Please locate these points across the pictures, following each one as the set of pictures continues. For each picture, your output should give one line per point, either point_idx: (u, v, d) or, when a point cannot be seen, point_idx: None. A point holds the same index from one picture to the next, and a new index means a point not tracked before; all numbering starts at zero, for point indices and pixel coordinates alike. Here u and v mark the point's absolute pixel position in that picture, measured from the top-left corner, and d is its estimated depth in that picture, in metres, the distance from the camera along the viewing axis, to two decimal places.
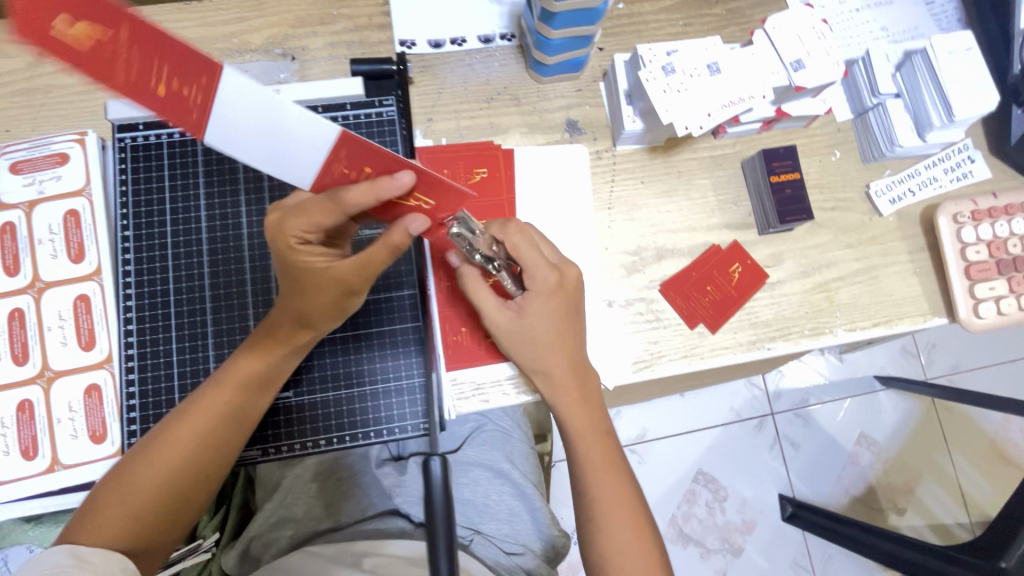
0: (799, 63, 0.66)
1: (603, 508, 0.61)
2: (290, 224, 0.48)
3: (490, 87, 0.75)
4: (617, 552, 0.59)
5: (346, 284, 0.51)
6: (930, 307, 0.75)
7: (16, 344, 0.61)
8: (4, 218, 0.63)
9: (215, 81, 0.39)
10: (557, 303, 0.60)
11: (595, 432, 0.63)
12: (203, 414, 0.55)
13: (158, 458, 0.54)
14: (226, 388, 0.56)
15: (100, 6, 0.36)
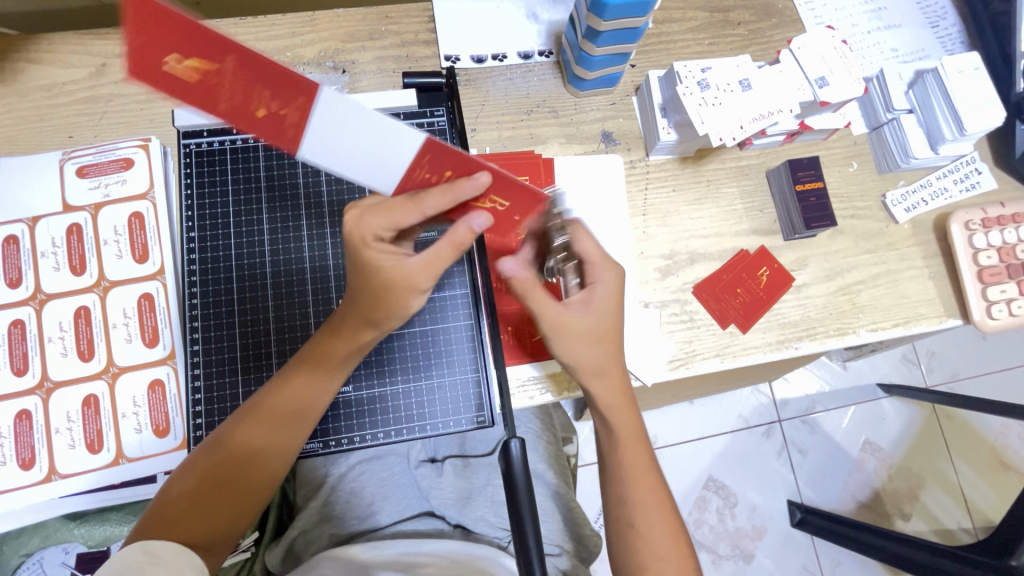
0: (823, 80, 0.71)
1: (643, 511, 0.59)
2: (369, 222, 0.49)
3: (530, 100, 0.79)
4: (657, 557, 0.57)
5: (417, 282, 0.51)
6: (946, 309, 0.79)
7: (82, 341, 0.63)
8: (70, 220, 0.66)
9: (312, 102, 0.38)
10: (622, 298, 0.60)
11: (637, 434, 0.61)
12: (237, 450, 0.54)
13: (201, 492, 0.53)
14: (260, 419, 0.55)
15: (203, 41, 0.35)
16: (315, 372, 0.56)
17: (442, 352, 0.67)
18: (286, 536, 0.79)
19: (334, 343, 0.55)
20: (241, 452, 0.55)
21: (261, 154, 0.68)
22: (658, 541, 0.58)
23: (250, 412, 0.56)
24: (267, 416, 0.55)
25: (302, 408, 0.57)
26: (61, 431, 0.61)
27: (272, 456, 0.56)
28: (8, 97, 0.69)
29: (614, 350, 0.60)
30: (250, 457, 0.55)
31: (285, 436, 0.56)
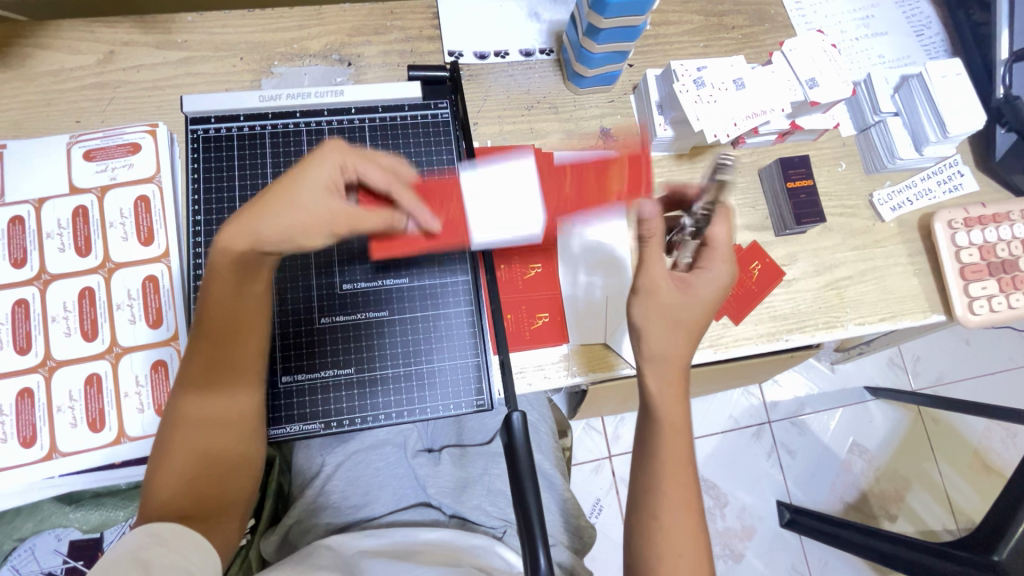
0: (813, 80, 0.74)
1: (665, 509, 0.56)
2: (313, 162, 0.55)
3: (531, 96, 0.81)
4: (676, 554, 0.55)
5: (330, 222, 0.55)
6: (930, 305, 0.81)
7: (86, 321, 0.64)
8: (76, 202, 0.66)
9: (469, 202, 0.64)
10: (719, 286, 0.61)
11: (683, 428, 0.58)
12: (183, 446, 0.55)
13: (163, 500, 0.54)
14: (178, 428, 0.56)
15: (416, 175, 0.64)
16: (205, 370, 0.56)
17: (443, 337, 0.68)
18: (283, 524, 0.79)
19: (215, 332, 0.56)
20: (178, 459, 0.55)
21: (268, 141, 0.69)
22: (677, 540, 0.55)
23: (170, 424, 0.56)
24: (183, 424, 0.56)
25: (224, 405, 0.57)
26: (63, 410, 0.62)
27: (216, 454, 0.56)
28: (16, 81, 0.70)
29: (687, 338, 0.59)
30: (192, 462, 0.55)
31: (220, 437, 0.57)
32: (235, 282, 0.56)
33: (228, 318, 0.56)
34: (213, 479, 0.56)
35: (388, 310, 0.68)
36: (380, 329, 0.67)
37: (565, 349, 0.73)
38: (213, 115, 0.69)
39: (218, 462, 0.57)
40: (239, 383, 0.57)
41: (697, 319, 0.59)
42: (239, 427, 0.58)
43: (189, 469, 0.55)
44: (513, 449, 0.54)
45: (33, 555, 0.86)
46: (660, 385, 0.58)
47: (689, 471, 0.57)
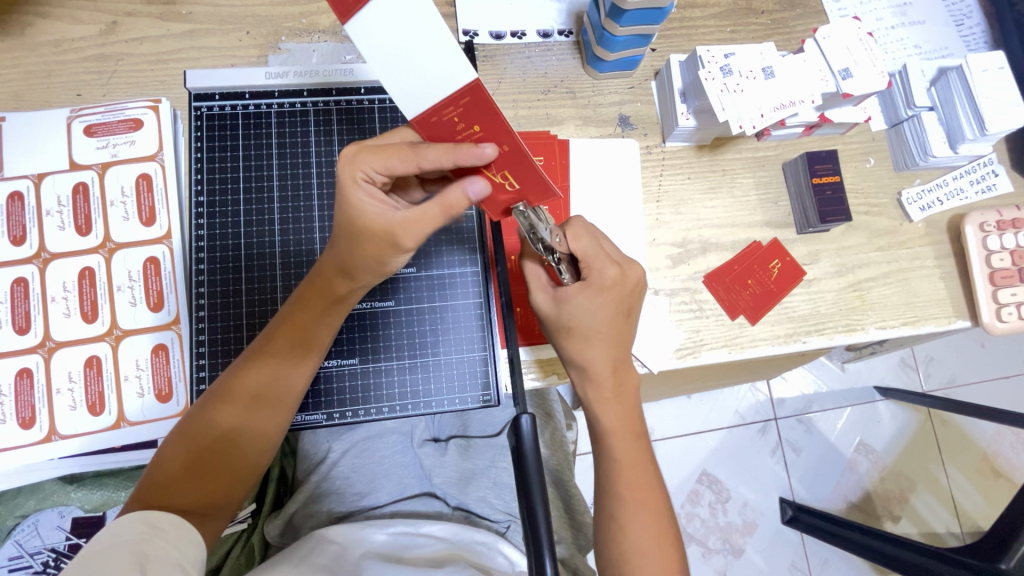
0: (846, 71, 0.70)
1: (631, 510, 0.58)
2: (365, 159, 0.48)
3: (548, 80, 0.77)
4: (638, 553, 0.56)
5: (392, 241, 0.49)
6: (955, 310, 0.78)
7: (86, 302, 0.62)
8: (77, 178, 0.65)
9: (473, 102, 0.42)
10: (613, 301, 0.57)
11: (630, 432, 0.60)
12: (210, 433, 0.53)
13: (173, 479, 0.52)
14: (219, 405, 0.54)
15: (502, 196, 0.52)
16: (269, 360, 0.54)
17: (451, 330, 0.66)
18: (287, 508, 0.79)
19: (288, 325, 0.54)
20: (204, 439, 0.53)
21: (273, 120, 0.67)
22: (639, 540, 0.57)
23: (213, 398, 0.54)
24: (225, 404, 0.54)
25: (269, 395, 0.55)
26: (62, 392, 0.61)
27: (236, 445, 0.54)
28: (15, 52, 0.68)
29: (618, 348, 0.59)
30: (212, 446, 0.53)
31: (247, 432, 0.54)
32: (321, 292, 0.54)
33: (300, 314, 0.54)
34: (223, 470, 0.54)
35: (394, 300, 0.66)
36: (386, 320, 0.65)
37: None
38: (217, 92, 0.66)
39: (235, 453, 0.54)
40: (288, 380, 0.55)
41: (624, 329, 0.59)
42: (268, 424, 0.56)
43: (209, 453, 0.53)
44: (519, 453, 0.52)
45: (37, 530, 0.85)
46: (601, 395, 0.59)
47: (648, 471, 0.60)
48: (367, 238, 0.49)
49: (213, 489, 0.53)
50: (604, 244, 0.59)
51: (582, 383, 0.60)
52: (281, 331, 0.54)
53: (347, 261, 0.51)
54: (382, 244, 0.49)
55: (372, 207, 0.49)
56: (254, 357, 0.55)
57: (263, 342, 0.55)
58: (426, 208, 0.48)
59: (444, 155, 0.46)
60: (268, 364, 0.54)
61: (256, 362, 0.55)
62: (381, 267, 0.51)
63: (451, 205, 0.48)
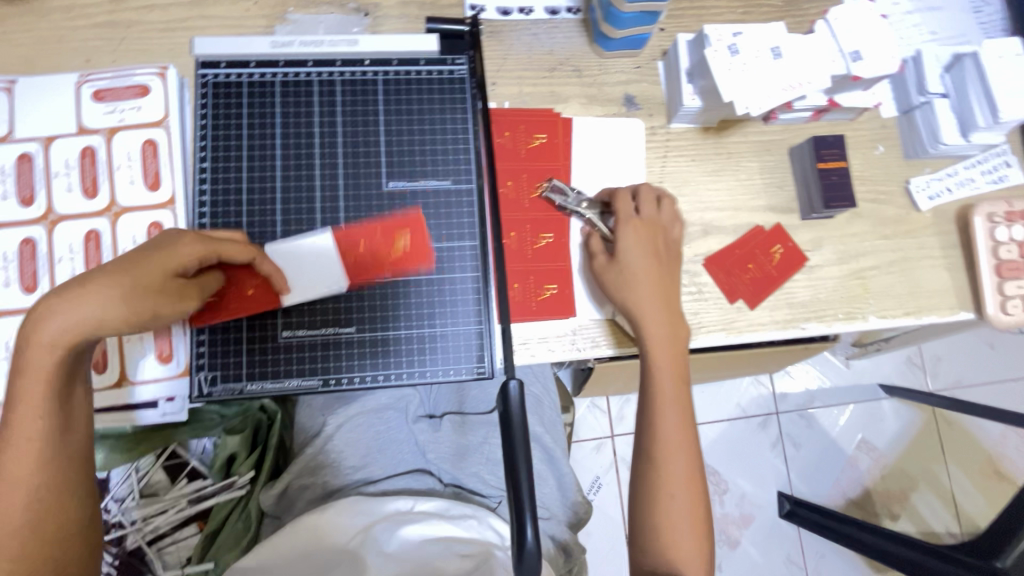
0: (857, 53, 0.69)
1: (664, 446, 0.64)
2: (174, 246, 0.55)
3: (553, 57, 0.77)
4: (670, 484, 0.63)
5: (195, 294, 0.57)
6: (959, 302, 0.77)
7: (91, 264, 0.64)
8: (85, 142, 0.65)
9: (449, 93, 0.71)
10: (646, 242, 0.68)
11: (674, 374, 0.66)
12: (19, 508, 0.52)
13: (0, 554, 0.51)
14: (2, 466, 0.51)
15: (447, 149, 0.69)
16: (29, 403, 0.51)
17: (447, 303, 0.66)
18: (283, 478, 0.81)
19: (34, 372, 0.51)
20: (2, 501, 0.51)
21: (278, 89, 0.67)
22: (673, 474, 0.63)
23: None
24: (7, 456, 0.52)
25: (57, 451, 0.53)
26: None
27: (33, 504, 0.52)
28: (27, 16, 0.68)
29: (661, 295, 0.67)
30: (2, 505, 0.51)
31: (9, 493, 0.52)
32: (84, 337, 0.52)
33: (34, 363, 0.51)
34: (47, 536, 0.53)
35: (392, 271, 0.66)
36: (384, 291, 0.66)
37: (576, 322, 0.71)
38: (224, 60, 0.67)
39: (35, 513, 0.52)
40: (67, 435, 0.54)
41: (661, 275, 0.68)
42: (36, 470, 0.53)
43: (5, 520, 0.51)
44: (507, 417, 0.52)
45: None
46: (655, 336, 0.66)
47: (688, 413, 0.66)
48: (159, 294, 0.54)
49: (43, 554, 0.53)
50: (659, 205, 0.69)
51: (631, 326, 0.67)
52: (26, 380, 0.51)
53: (149, 309, 0.54)
54: (142, 299, 0.53)
55: (161, 255, 0.54)
56: (7, 409, 0.52)
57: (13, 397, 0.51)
58: (186, 251, 0.55)
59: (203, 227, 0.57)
60: (18, 408, 0.51)
61: (12, 406, 0.51)
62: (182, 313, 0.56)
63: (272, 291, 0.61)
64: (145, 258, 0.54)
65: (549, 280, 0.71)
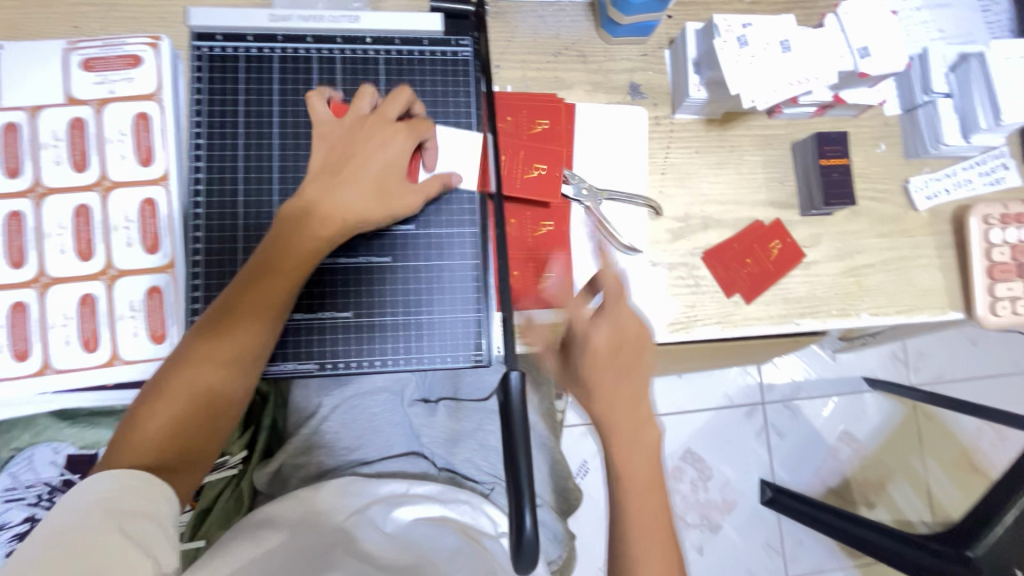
0: (866, 49, 0.68)
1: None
2: (383, 109, 0.61)
3: (559, 41, 0.75)
4: None
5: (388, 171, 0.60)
6: (950, 302, 0.78)
7: (81, 240, 0.62)
8: (74, 113, 0.63)
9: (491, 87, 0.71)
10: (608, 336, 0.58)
11: (649, 484, 0.56)
12: (199, 382, 0.54)
13: (145, 442, 0.52)
14: (223, 348, 0.54)
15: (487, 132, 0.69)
16: (283, 287, 0.56)
17: (446, 289, 0.66)
18: (277, 458, 0.81)
19: (302, 261, 0.57)
20: (194, 381, 0.54)
21: (276, 65, 0.65)
22: None
23: (201, 334, 0.55)
24: (227, 336, 0.54)
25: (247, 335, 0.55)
26: (57, 326, 0.61)
27: (215, 390, 0.54)
28: None
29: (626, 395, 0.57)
30: (201, 383, 0.54)
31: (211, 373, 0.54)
32: (307, 221, 0.57)
33: (281, 249, 0.56)
34: (209, 416, 0.54)
35: (391, 256, 0.65)
36: (382, 275, 0.65)
37: (573, 311, 0.71)
38: (219, 32, 0.65)
39: (213, 401, 0.54)
40: (259, 327, 0.56)
41: (626, 372, 0.58)
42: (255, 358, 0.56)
43: (190, 402, 0.53)
44: (507, 408, 0.52)
45: None
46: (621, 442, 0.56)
47: (669, 531, 0.56)
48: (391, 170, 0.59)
49: (181, 440, 0.53)
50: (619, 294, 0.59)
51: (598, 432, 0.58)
52: (274, 269, 0.56)
53: (384, 179, 0.59)
54: (380, 184, 0.59)
55: (378, 133, 0.60)
56: (242, 291, 0.55)
57: (235, 297, 0.55)
58: (396, 135, 0.60)
59: (401, 103, 0.61)
60: (261, 292, 0.55)
61: (256, 288, 0.55)
62: (393, 200, 0.60)
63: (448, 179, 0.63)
64: (360, 142, 0.59)
65: (547, 269, 0.71)
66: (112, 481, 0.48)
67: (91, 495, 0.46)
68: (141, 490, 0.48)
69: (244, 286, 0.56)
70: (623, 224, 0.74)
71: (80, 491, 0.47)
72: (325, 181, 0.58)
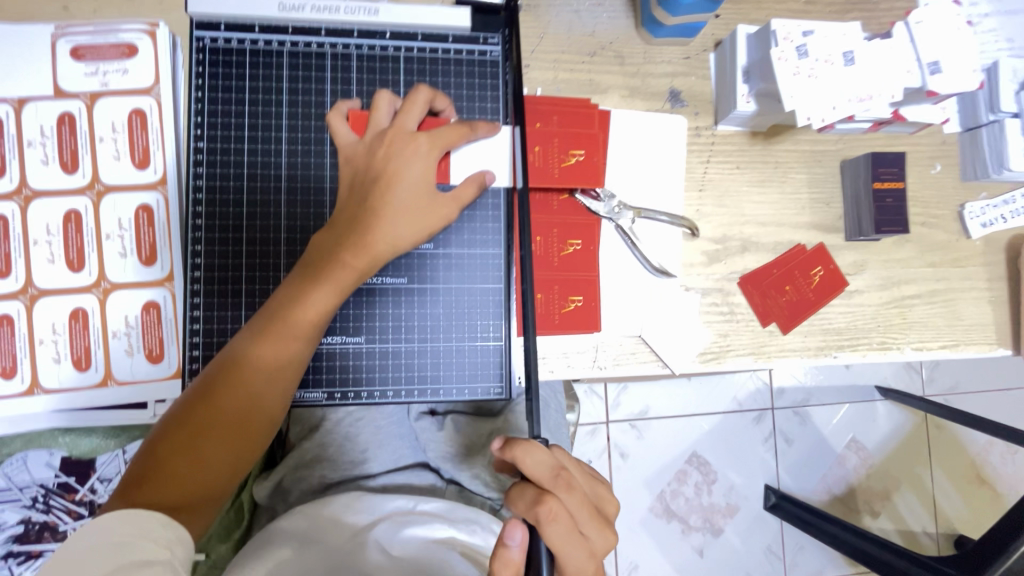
0: (937, 64, 0.62)
1: None
2: (407, 114, 0.55)
3: (595, 40, 0.68)
4: None
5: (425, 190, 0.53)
6: (999, 338, 0.74)
7: (71, 249, 0.57)
8: (62, 108, 0.57)
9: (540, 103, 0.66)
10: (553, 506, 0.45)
11: None
12: (220, 411, 0.50)
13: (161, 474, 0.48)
14: (250, 380, 0.50)
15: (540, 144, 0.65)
16: (312, 316, 0.51)
17: (465, 314, 0.62)
18: (277, 472, 0.77)
19: (327, 286, 0.51)
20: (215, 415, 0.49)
21: (285, 61, 0.59)
22: None
23: (228, 362, 0.51)
24: (254, 366, 0.50)
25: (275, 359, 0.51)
26: (45, 343, 0.57)
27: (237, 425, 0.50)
28: None
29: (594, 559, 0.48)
30: (223, 417, 0.50)
31: (229, 401, 0.50)
32: (338, 244, 0.52)
33: (313, 274, 0.51)
34: (222, 450, 0.50)
35: (408, 278, 0.61)
36: (397, 298, 0.61)
37: (599, 338, 0.67)
38: (222, 21, 0.58)
39: (235, 437, 0.50)
40: (281, 350, 0.51)
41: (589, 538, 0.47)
42: (282, 389, 0.52)
43: (209, 438, 0.49)
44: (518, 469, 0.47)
45: (25, 466, 0.85)
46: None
47: None
48: (422, 182, 0.53)
49: (197, 475, 0.49)
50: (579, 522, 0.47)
51: None
52: (301, 295, 0.51)
53: (415, 190, 0.53)
54: (414, 202, 0.52)
55: (406, 145, 0.53)
56: (270, 321, 0.51)
57: (277, 308, 0.51)
58: (425, 144, 0.53)
59: (421, 107, 0.55)
60: (292, 321, 0.51)
61: (285, 315, 0.51)
62: (427, 217, 0.53)
63: (481, 179, 0.56)
64: (389, 154, 0.53)
65: (573, 292, 0.66)
66: (125, 522, 0.44)
67: (107, 536, 0.43)
68: (154, 533, 0.45)
69: (270, 311, 0.52)
70: (655, 245, 0.68)
71: (94, 529, 0.43)
72: (356, 195, 0.53)
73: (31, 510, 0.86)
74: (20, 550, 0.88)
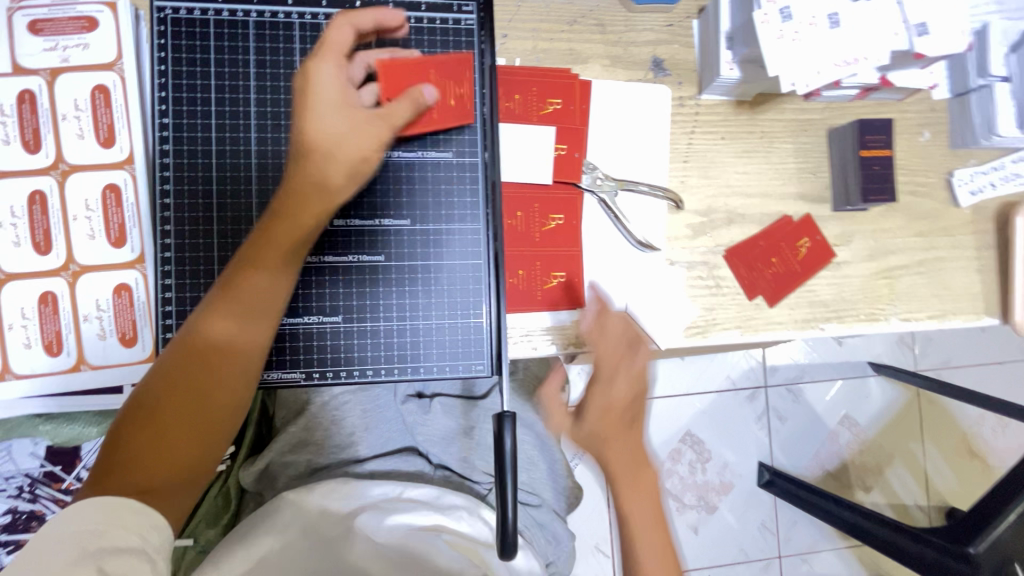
0: (924, 26, 0.60)
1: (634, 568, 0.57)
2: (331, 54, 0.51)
3: (574, 8, 0.66)
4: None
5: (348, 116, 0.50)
6: (986, 307, 0.73)
7: (38, 232, 0.56)
8: (23, 84, 0.56)
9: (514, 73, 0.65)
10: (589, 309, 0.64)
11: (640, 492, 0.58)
12: (176, 404, 0.48)
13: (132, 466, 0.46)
14: (204, 372, 0.48)
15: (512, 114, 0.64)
16: (259, 298, 0.49)
17: (445, 293, 0.61)
18: (265, 456, 0.75)
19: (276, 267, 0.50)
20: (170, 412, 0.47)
21: (251, 31, 0.57)
22: None
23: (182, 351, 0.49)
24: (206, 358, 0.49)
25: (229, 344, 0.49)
26: (15, 328, 0.55)
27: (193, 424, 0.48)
28: None
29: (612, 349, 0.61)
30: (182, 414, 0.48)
31: (189, 392, 0.48)
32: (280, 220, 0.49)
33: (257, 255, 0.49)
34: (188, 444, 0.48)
35: (385, 255, 0.60)
36: (375, 276, 0.60)
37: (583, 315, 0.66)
38: None
39: (193, 436, 0.48)
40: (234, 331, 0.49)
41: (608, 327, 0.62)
42: (242, 378, 0.50)
43: (167, 436, 0.47)
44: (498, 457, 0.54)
45: (10, 455, 0.86)
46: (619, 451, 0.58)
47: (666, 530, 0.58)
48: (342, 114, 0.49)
49: (167, 468, 0.47)
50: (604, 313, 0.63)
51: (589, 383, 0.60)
52: (245, 288, 0.49)
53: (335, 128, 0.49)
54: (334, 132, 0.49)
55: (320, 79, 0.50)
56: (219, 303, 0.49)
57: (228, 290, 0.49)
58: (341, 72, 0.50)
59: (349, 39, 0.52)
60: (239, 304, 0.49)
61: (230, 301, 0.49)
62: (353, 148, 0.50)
63: (415, 101, 0.53)
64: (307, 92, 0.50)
65: (555, 268, 0.65)
66: (96, 509, 0.44)
67: (77, 524, 0.43)
68: (123, 520, 0.44)
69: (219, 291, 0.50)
70: (640, 219, 0.67)
71: (67, 516, 0.44)
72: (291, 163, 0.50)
73: (17, 500, 0.88)
74: (9, 538, 0.88)
